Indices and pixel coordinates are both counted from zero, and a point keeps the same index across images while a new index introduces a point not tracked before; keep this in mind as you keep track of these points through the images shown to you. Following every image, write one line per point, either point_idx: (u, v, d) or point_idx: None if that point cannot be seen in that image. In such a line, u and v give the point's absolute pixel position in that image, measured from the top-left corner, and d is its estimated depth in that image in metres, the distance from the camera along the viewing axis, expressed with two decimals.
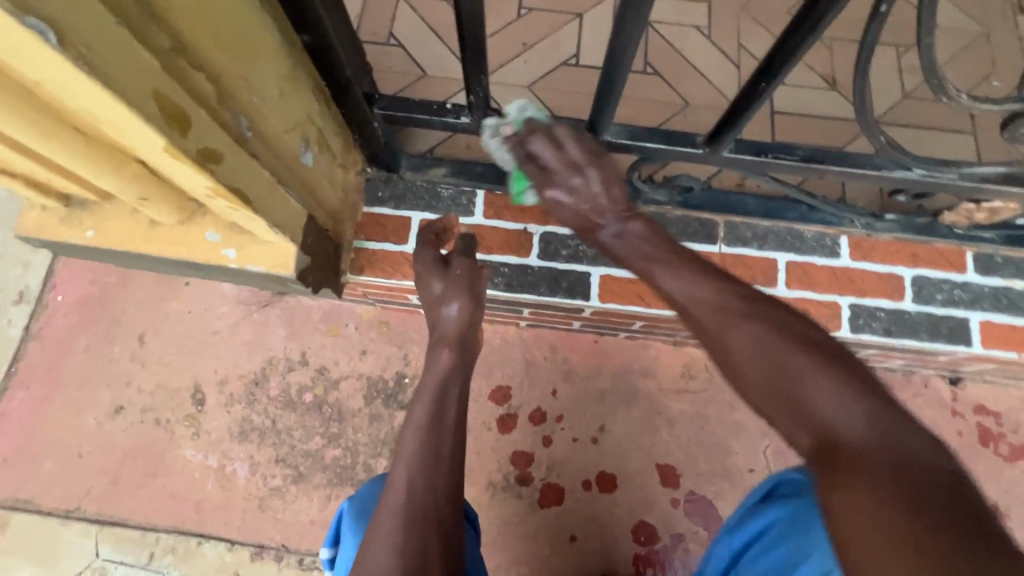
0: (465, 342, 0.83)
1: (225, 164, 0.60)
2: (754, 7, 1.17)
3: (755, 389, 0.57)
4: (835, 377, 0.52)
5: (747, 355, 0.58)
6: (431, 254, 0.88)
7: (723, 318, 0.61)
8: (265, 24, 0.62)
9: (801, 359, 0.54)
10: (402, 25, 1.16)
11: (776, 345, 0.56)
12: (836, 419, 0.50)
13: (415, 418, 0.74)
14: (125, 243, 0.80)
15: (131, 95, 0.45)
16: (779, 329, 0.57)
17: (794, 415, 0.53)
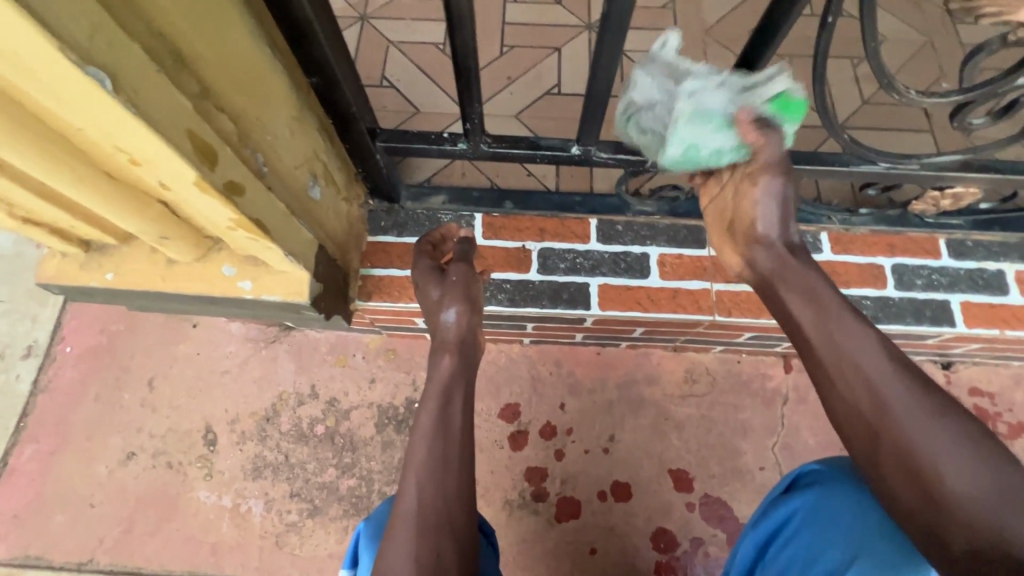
0: (464, 345, 0.86)
1: (247, 197, 0.64)
2: (717, 32, 1.27)
3: (918, 482, 0.59)
4: (1009, 496, 0.56)
5: (923, 447, 0.59)
6: (429, 264, 0.93)
7: (892, 393, 0.62)
8: (277, 71, 0.68)
9: (974, 467, 0.58)
10: (393, 67, 1.24)
11: (956, 445, 0.59)
12: (1007, 532, 0.55)
13: (421, 428, 0.76)
14: (144, 283, 0.84)
15: (170, 133, 0.50)
16: (962, 427, 0.60)
17: (958, 514, 0.57)
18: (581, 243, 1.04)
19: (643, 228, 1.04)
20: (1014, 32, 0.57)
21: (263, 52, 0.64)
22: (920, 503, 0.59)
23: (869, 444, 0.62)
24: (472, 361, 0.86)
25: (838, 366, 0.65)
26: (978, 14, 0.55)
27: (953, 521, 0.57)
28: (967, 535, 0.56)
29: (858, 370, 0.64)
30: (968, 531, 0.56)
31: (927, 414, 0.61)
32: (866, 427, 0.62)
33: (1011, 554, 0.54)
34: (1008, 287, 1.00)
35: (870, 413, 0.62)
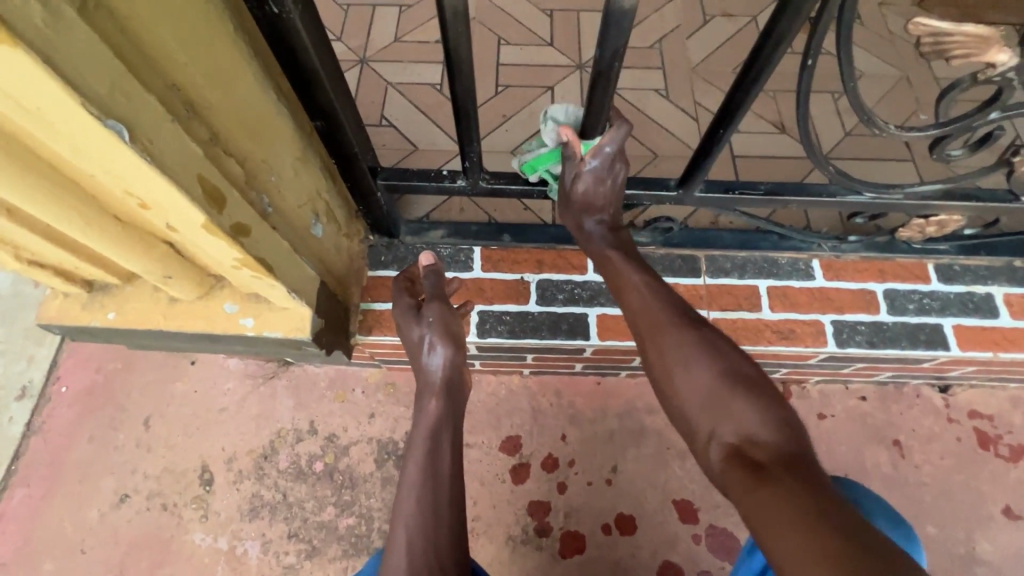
0: (450, 387, 0.90)
1: (252, 236, 0.65)
2: (703, 69, 1.33)
3: (689, 400, 0.73)
4: (756, 401, 0.69)
5: (691, 371, 0.74)
6: (407, 302, 0.94)
7: (668, 332, 0.78)
8: (283, 114, 0.70)
9: (732, 383, 0.71)
10: (393, 107, 1.28)
11: (716, 367, 0.73)
12: (754, 432, 0.66)
13: (409, 478, 0.80)
14: (147, 321, 0.84)
15: (182, 179, 0.51)
16: (727, 353, 0.75)
17: (722, 423, 0.69)
18: (579, 274, 1.05)
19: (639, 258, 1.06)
20: (984, 71, 0.60)
21: (270, 97, 0.66)
22: (694, 418, 0.72)
23: (658, 373, 0.77)
24: (460, 402, 0.90)
25: (631, 316, 0.83)
26: (949, 56, 0.58)
27: (718, 429, 0.69)
28: (723, 436, 0.68)
29: (645, 317, 0.80)
30: (722, 434, 0.68)
31: (695, 343, 0.76)
32: (646, 359, 0.79)
33: (760, 447, 0.64)
34: (998, 310, 1.02)
35: (652, 351, 0.78)
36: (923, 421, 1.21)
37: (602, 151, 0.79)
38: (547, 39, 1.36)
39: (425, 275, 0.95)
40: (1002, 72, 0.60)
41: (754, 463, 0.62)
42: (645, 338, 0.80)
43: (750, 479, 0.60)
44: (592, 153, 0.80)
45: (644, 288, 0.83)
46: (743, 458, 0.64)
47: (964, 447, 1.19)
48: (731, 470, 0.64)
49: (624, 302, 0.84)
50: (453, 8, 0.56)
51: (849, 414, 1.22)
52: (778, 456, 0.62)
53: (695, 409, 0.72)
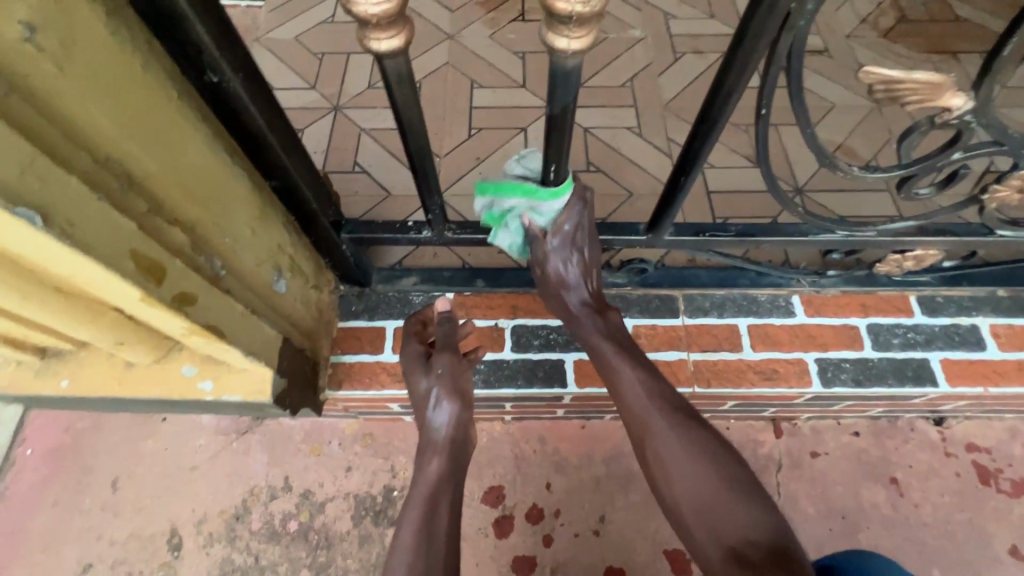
0: (454, 447, 0.88)
1: (199, 304, 0.63)
2: (675, 106, 1.33)
3: (689, 498, 0.75)
4: (752, 505, 0.72)
5: (690, 468, 0.76)
6: (417, 349, 0.92)
7: (666, 432, 0.79)
8: (237, 175, 0.69)
9: (728, 486, 0.74)
10: (366, 153, 1.28)
11: (715, 470, 0.75)
12: (751, 535, 0.69)
13: (402, 542, 0.78)
14: (102, 388, 0.81)
15: (111, 257, 0.49)
16: (722, 449, 0.77)
17: (718, 525, 0.71)
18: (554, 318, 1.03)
19: (615, 299, 1.03)
20: (940, 115, 0.60)
21: (220, 161, 0.65)
22: (692, 518, 0.74)
23: (655, 467, 0.78)
24: (461, 462, 0.88)
25: (626, 413, 0.82)
26: (903, 102, 0.58)
27: (713, 532, 0.71)
28: (718, 538, 0.70)
29: (638, 412, 0.81)
30: (718, 538, 0.71)
31: (690, 438, 0.78)
32: (644, 453, 0.80)
33: (759, 548, 0.67)
34: (985, 342, 1.00)
35: (651, 449, 0.79)
36: (919, 456, 1.17)
37: (561, 229, 0.82)
38: (520, 82, 1.37)
39: (439, 321, 0.94)
40: (959, 116, 0.59)
41: (752, 565, 0.65)
42: (642, 439, 0.80)
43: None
44: (553, 231, 0.82)
45: (636, 378, 0.83)
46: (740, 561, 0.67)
47: (964, 482, 1.14)
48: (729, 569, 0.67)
49: (618, 395, 0.84)
50: (395, 73, 0.55)
51: (843, 451, 1.17)
52: (773, 555, 0.66)
53: (695, 513, 0.74)
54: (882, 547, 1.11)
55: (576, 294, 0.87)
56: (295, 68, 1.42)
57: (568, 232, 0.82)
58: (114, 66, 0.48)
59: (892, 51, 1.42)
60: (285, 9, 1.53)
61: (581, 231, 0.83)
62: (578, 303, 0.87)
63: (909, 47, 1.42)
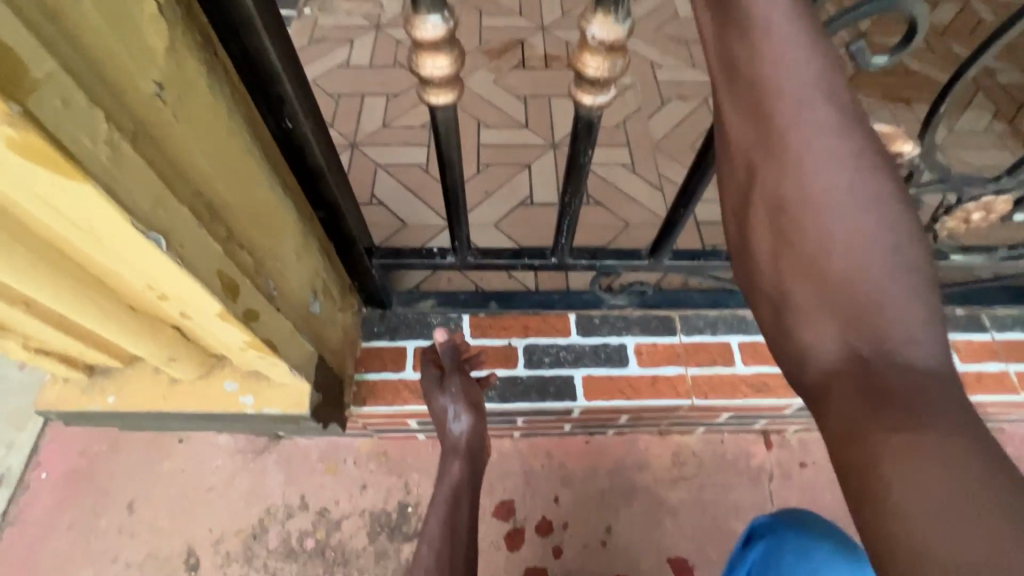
0: (473, 453, 0.97)
1: (261, 321, 0.70)
2: (664, 145, 1.47)
3: (819, 285, 0.46)
4: (917, 307, 0.43)
5: (827, 229, 0.46)
6: (432, 373, 1.01)
7: (820, 161, 0.46)
8: (289, 208, 0.77)
9: (889, 268, 0.44)
10: (382, 187, 1.37)
11: (870, 241, 0.45)
12: (917, 364, 0.41)
13: (430, 530, 0.88)
14: (146, 403, 0.86)
15: (206, 275, 0.57)
16: (880, 234, 0.45)
17: (858, 347, 0.43)
18: (563, 337, 1.11)
19: (618, 320, 1.13)
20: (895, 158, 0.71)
21: (279, 194, 0.74)
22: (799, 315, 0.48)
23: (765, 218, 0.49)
24: (480, 465, 0.97)
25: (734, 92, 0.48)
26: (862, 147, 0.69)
27: (843, 338, 0.44)
28: (845, 348, 0.44)
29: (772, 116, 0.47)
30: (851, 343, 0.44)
31: (855, 183, 0.46)
32: (753, 203, 0.49)
33: (901, 373, 0.41)
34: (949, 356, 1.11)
35: (772, 190, 0.48)
36: None
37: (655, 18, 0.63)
38: (523, 122, 1.50)
39: (442, 349, 1.01)
40: (908, 159, 0.71)
41: (883, 391, 0.41)
42: (766, 171, 0.48)
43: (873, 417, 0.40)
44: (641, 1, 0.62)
45: (808, 73, 0.46)
46: (868, 391, 0.41)
47: None
48: (875, 417, 0.39)
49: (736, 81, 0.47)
50: (445, 121, 0.66)
51: (829, 461, 1.26)
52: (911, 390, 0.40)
53: (811, 298, 0.46)
54: None
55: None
56: None
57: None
58: (216, 117, 0.58)
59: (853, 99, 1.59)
60: (303, 54, 1.65)
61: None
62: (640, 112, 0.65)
63: (868, 95, 1.59)
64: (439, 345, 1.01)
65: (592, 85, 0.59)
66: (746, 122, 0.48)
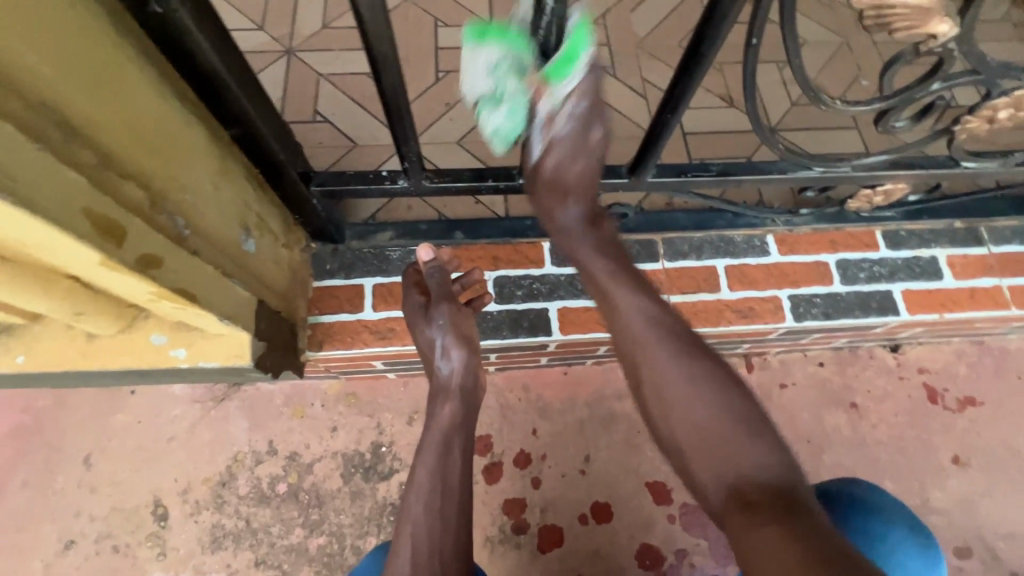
0: (465, 393, 0.88)
1: (166, 267, 0.59)
2: (648, 43, 1.29)
3: (684, 437, 0.69)
4: (760, 440, 0.66)
5: (683, 400, 0.70)
6: (416, 299, 0.91)
7: (666, 368, 0.72)
8: (190, 126, 0.63)
9: (730, 419, 0.68)
10: (326, 101, 1.19)
11: (715, 402, 0.69)
12: (756, 475, 0.63)
13: (418, 482, 0.79)
14: (63, 362, 0.76)
15: (62, 215, 0.45)
16: (720, 399, 0.70)
17: (717, 461, 0.66)
18: (536, 268, 1.02)
19: None
20: (925, 43, 0.59)
21: (171, 108, 0.59)
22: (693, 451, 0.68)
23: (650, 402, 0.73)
24: (473, 406, 0.89)
25: (613, 327, 0.78)
26: (891, 28, 0.57)
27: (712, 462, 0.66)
28: (718, 476, 0.65)
29: (632, 340, 0.75)
30: (729, 472, 0.65)
31: (693, 372, 0.72)
32: (643, 398, 0.75)
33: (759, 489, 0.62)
34: (943, 272, 1.05)
35: (647, 385, 0.74)
36: (877, 381, 1.25)
37: (577, 109, 0.72)
38: (487, 19, 1.29)
39: (428, 272, 0.90)
40: (943, 42, 0.59)
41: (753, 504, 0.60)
42: (641, 375, 0.75)
43: (749, 520, 0.59)
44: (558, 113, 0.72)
45: (643, 312, 0.76)
46: (738, 497, 0.62)
47: (916, 403, 1.23)
48: (729, 510, 0.62)
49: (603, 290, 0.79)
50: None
51: (809, 381, 1.24)
52: (776, 497, 0.60)
53: (695, 450, 0.68)
54: (842, 465, 1.20)
55: (575, 208, 0.80)
56: (238, 7, 1.29)
57: (584, 112, 0.72)
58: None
59: None
60: None
61: (599, 120, 0.74)
62: (575, 213, 0.81)
63: None
64: (423, 266, 0.91)
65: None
66: (620, 344, 0.77)
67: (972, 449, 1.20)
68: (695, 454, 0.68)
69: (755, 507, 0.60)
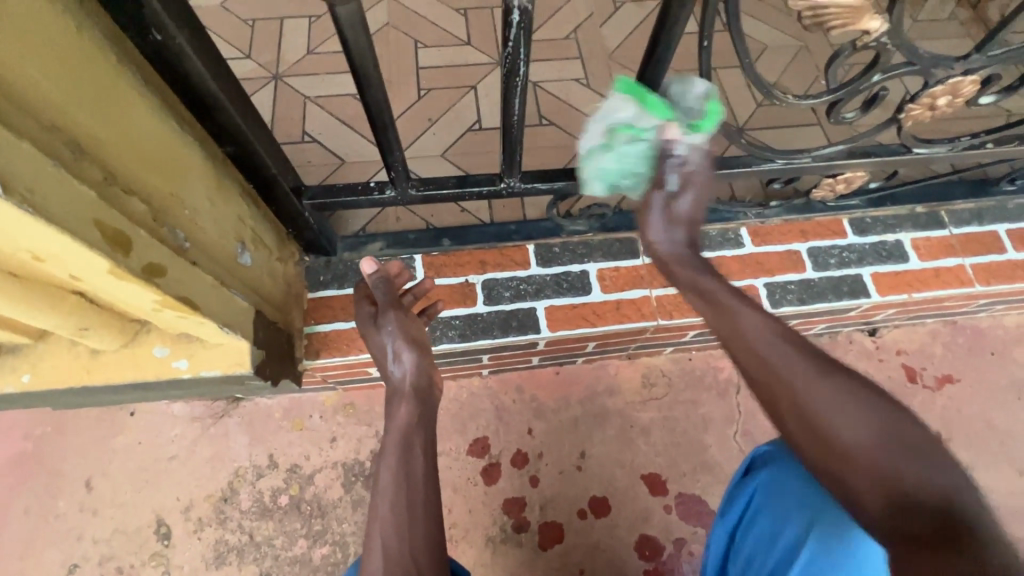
0: (421, 392, 0.90)
1: (169, 276, 0.62)
2: (619, 54, 1.35)
3: (844, 461, 0.61)
4: (917, 459, 0.59)
5: (826, 414, 0.64)
6: (367, 310, 0.94)
7: (812, 383, 0.66)
8: (187, 144, 0.67)
9: (871, 429, 0.62)
10: (314, 122, 1.24)
11: (851, 406, 0.64)
12: (905, 488, 0.57)
13: (384, 483, 0.81)
14: (69, 379, 0.79)
15: (74, 226, 0.49)
16: (852, 404, 0.64)
17: (849, 467, 0.61)
18: (522, 269, 1.06)
19: (579, 246, 1.07)
20: (860, 39, 0.65)
21: (169, 128, 0.63)
22: (844, 469, 0.61)
23: (810, 446, 0.64)
24: (430, 405, 0.91)
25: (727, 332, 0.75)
26: (829, 26, 0.62)
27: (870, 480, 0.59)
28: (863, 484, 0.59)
29: (744, 347, 0.72)
30: (873, 482, 0.59)
31: (824, 381, 0.66)
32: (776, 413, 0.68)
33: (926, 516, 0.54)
34: (908, 255, 1.11)
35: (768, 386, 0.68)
36: (858, 364, 1.29)
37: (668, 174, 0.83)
38: (465, 38, 1.35)
39: (374, 283, 0.93)
40: (876, 37, 0.65)
41: (918, 536, 0.53)
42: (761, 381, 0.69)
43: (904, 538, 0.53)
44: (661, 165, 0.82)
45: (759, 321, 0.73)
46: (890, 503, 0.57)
47: (896, 383, 1.28)
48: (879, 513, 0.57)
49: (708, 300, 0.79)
50: (347, 19, 0.55)
51: None
52: (934, 518, 0.54)
53: (833, 465, 0.62)
54: None
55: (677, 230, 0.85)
56: (225, 38, 1.34)
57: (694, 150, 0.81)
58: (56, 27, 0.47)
59: None
60: None
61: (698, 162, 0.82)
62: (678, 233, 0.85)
63: None
64: (368, 277, 0.94)
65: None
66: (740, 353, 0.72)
67: (954, 425, 1.25)
68: (826, 462, 0.63)
69: (899, 527, 0.55)
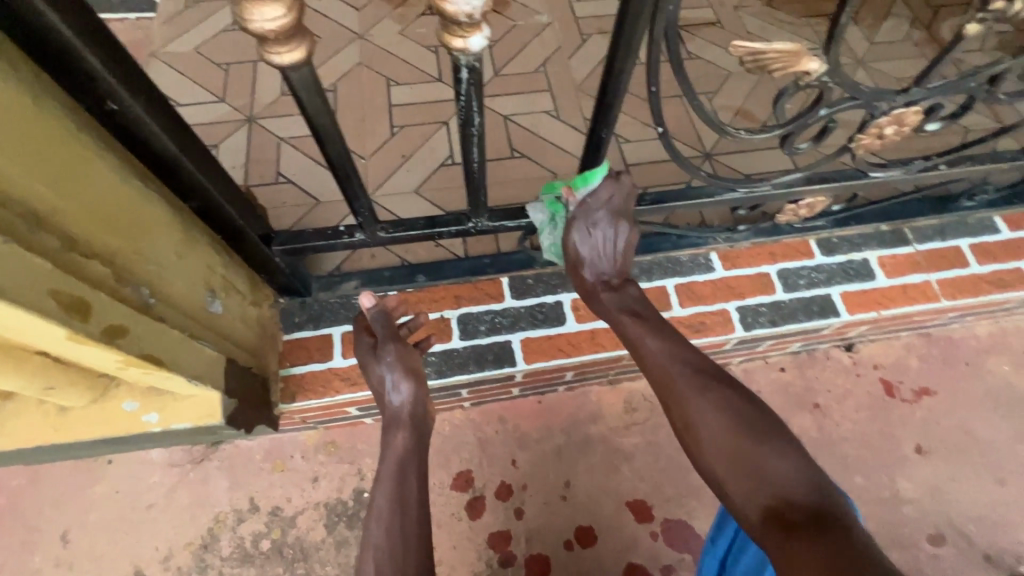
0: (417, 422, 0.91)
1: (131, 335, 0.63)
2: (588, 86, 1.39)
3: (753, 471, 0.70)
4: (786, 456, 0.70)
5: (713, 429, 0.75)
6: (365, 341, 0.93)
7: (692, 397, 0.78)
8: (154, 201, 0.68)
9: (753, 437, 0.73)
10: (289, 163, 1.25)
11: (731, 421, 0.75)
12: (789, 491, 0.67)
13: (380, 507, 0.81)
14: (37, 436, 0.78)
15: (28, 298, 0.49)
16: (736, 420, 0.75)
17: (743, 476, 0.70)
18: (497, 302, 1.07)
19: (552, 277, 1.09)
20: (802, 78, 0.68)
21: (134, 188, 0.64)
22: (741, 475, 0.71)
23: (716, 460, 0.74)
24: (425, 435, 0.91)
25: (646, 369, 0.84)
26: (770, 69, 0.65)
27: (731, 474, 0.72)
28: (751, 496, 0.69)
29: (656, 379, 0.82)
30: (760, 491, 0.68)
31: (716, 404, 0.77)
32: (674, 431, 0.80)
33: (797, 508, 0.65)
34: (875, 272, 1.13)
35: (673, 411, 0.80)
36: (836, 380, 1.30)
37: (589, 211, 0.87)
38: (436, 75, 1.38)
39: (372, 317, 0.93)
40: (816, 77, 0.67)
41: (791, 525, 0.63)
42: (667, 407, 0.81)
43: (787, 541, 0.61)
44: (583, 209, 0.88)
45: (665, 351, 0.84)
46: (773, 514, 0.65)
47: (875, 397, 1.29)
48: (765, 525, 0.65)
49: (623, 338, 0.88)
50: (301, 81, 0.56)
51: (772, 387, 1.29)
52: (812, 516, 0.63)
53: (730, 475, 0.72)
54: None
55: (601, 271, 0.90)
56: (200, 82, 1.36)
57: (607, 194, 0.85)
58: (13, 105, 0.48)
59: (775, 17, 1.53)
60: (179, 20, 1.46)
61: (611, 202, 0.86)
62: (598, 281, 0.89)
63: (790, 12, 1.53)
64: (367, 312, 0.93)
65: (464, 27, 0.51)
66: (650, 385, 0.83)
67: (933, 437, 1.26)
68: (727, 475, 0.72)
69: (782, 525, 0.63)
